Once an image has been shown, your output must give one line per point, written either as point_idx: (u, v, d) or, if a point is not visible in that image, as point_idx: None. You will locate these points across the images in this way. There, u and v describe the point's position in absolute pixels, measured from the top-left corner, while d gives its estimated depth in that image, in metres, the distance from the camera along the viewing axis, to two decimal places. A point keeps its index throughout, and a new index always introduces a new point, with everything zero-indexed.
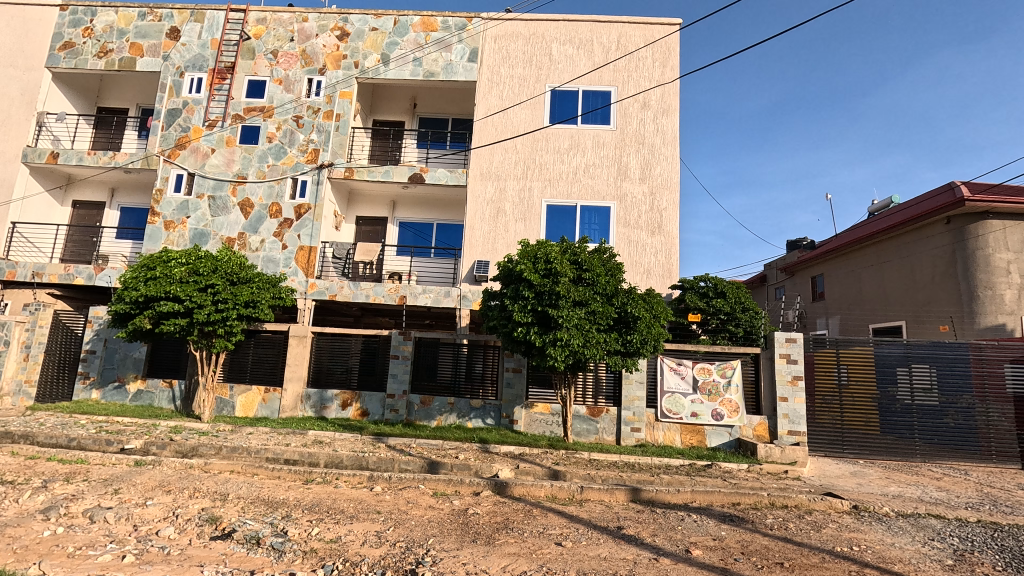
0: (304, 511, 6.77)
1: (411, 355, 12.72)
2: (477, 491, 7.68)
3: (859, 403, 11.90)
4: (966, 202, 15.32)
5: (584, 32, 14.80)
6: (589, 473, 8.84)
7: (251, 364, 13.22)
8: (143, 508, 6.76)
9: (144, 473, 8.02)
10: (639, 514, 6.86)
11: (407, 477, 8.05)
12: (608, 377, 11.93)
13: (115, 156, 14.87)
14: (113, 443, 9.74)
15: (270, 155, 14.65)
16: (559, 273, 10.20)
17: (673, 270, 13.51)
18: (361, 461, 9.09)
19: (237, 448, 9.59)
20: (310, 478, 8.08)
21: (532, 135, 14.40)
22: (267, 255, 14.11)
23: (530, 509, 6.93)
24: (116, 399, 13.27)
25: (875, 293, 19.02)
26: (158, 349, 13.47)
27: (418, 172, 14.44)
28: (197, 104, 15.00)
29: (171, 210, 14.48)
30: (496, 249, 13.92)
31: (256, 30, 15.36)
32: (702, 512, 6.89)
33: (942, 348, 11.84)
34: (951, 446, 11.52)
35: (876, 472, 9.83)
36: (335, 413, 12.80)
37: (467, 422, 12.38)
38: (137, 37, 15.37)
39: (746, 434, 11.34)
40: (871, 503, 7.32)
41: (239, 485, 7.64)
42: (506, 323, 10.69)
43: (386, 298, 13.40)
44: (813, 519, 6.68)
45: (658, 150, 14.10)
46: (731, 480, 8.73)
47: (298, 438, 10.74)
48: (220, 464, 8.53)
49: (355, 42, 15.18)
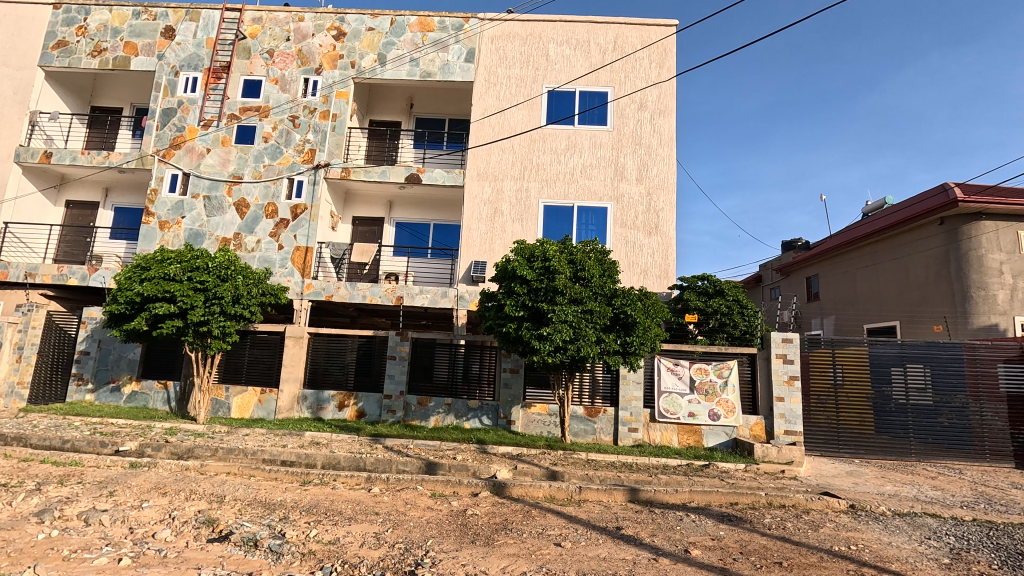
0: (302, 512, 6.74)
1: (408, 355, 12.70)
2: (475, 492, 7.67)
3: (854, 403, 11.95)
4: (960, 202, 15.42)
5: (581, 33, 14.82)
6: (587, 473, 8.84)
7: (247, 365, 13.17)
8: (139, 510, 6.72)
9: (139, 475, 7.96)
10: (637, 514, 6.86)
11: (405, 478, 8.03)
12: (606, 377, 11.94)
13: (109, 155, 14.76)
14: (107, 444, 9.66)
15: (266, 155, 14.58)
16: (556, 270, 10.22)
17: (670, 270, 13.54)
18: (358, 462, 9.06)
19: (233, 449, 9.55)
20: (307, 479, 8.05)
21: (529, 135, 14.41)
22: (263, 256, 14.04)
23: (529, 509, 6.93)
24: (110, 401, 13.18)
25: (869, 293, 19.13)
26: (152, 349, 13.39)
27: (415, 173, 14.42)
28: (192, 104, 14.92)
29: (166, 211, 14.39)
30: (493, 249, 13.91)
31: (251, 30, 15.28)
32: (700, 512, 6.90)
33: (936, 348, 11.92)
34: (946, 446, 11.60)
35: (872, 472, 9.88)
36: (331, 414, 12.74)
37: (465, 423, 12.36)
38: (132, 36, 15.27)
39: (743, 434, 11.38)
40: (868, 502, 7.35)
41: (235, 487, 7.59)
42: (502, 321, 10.70)
43: (382, 298, 13.36)
44: (811, 519, 6.70)
45: (654, 151, 14.15)
46: (728, 480, 8.75)
47: (294, 439, 10.67)
48: (216, 466, 8.48)
49: (352, 42, 15.14)
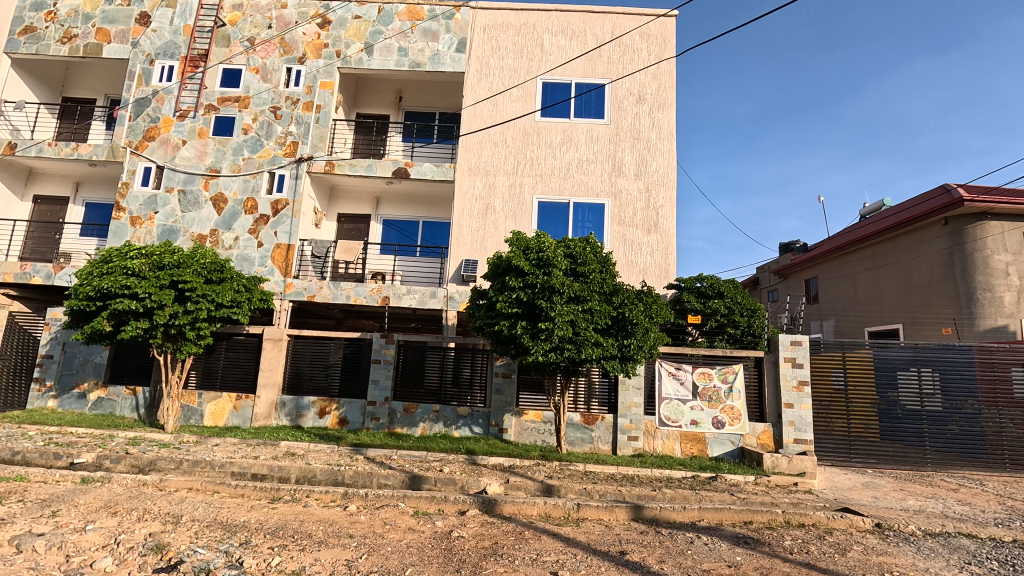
0: (266, 535, 5.98)
1: (393, 360, 11.94)
2: (462, 510, 6.94)
3: (865, 409, 11.27)
4: (965, 202, 14.95)
5: (577, 24, 14.20)
6: (585, 487, 8.11)
7: (222, 369, 12.37)
8: (80, 534, 5.93)
9: (89, 492, 7.16)
10: (643, 536, 6.15)
11: (385, 494, 7.30)
12: (603, 382, 11.27)
13: (78, 147, 13.91)
14: (61, 456, 8.81)
15: (246, 147, 13.83)
16: (553, 265, 9.54)
17: (670, 270, 12.90)
18: (336, 476, 8.30)
19: (199, 461, 8.76)
20: (277, 496, 7.28)
21: (523, 128, 13.76)
22: (241, 254, 13.25)
23: (521, 531, 6.21)
24: (74, 408, 12.29)
25: (871, 295, 18.59)
26: (121, 353, 12.56)
27: (402, 167, 13.70)
28: (167, 94, 14.14)
29: (137, 206, 13.58)
30: (484, 247, 13.21)
31: (231, 17, 14.59)
32: (713, 533, 6.21)
33: (951, 351, 11.34)
34: (962, 455, 11.00)
35: (890, 484, 9.21)
36: (311, 422, 11.97)
37: (454, 431, 11.64)
38: (104, 22, 14.51)
39: (750, 443, 10.71)
40: (895, 521, 6.67)
41: (195, 506, 6.81)
42: (492, 321, 9.98)
43: (367, 298, 12.61)
44: (836, 541, 6.01)
45: (654, 146, 13.52)
46: (739, 494, 8.03)
47: (268, 450, 9.88)
48: (177, 481, 7.70)
49: (337, 30, 14.45)
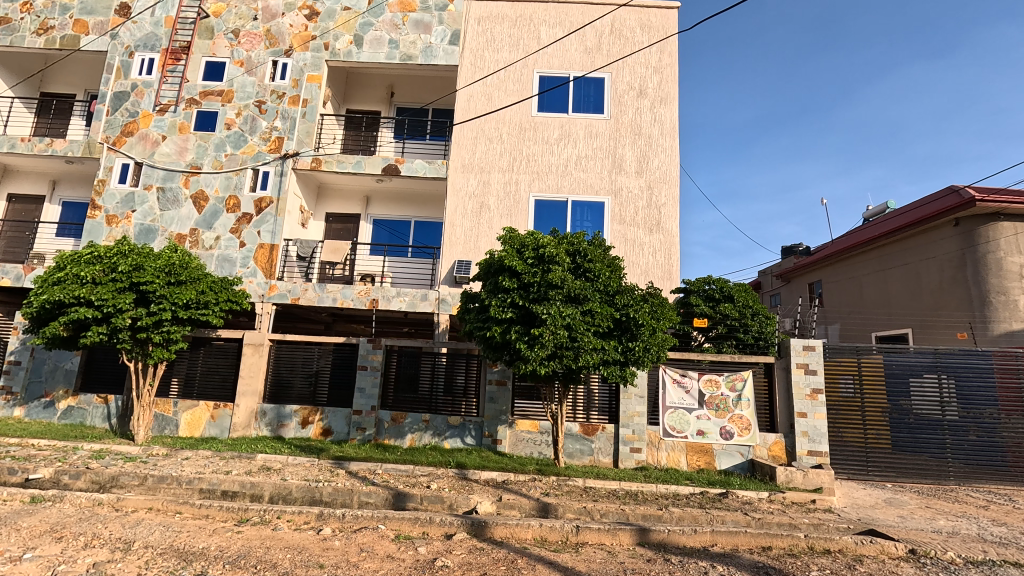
0: (225, 565, 5.29)
1: (381, 366, 11.28)
2: (449, 533, 6.25)
3: (882, 420, 10.56)
4: (977, 202, 14.34)
5: (576, 15, 13.63)
6: (585, 506, 7.42)
7: (200, 376, 11.69)
8: (13, 565, 5.20)
9: (35, 514, 6.45)
10: (650, 564, 5.46)
11: (364, 516, 6.61)
12: (604, 390, 10.59)
13: (53, 143, 13.26)
14: (16, 472, 8.09)
15: (229, 143, 13.20)
16: (551, 261, 8.92)
17: (673, 272, 12.24)
18: (313, 494, 7.59)
19: (165, 477, 8.05)
20: (244, 517, 6.58)
21: (519, 123, 13.15)
22: (222, 255, 12.59)
23: (514, 559, 5.52)
24: (42, 418, 11.58)
25: (879, 298, 17.93)
26: (93, 359, 11.90)
27: (392, 164, 13.02)
28: (147, 87, 13.54)
29: (114, 204, 12.94)
30: (477, 248, 12.57)
31: (215, 8, 14.01)
32: (728, 562, 5.54)
33: (975, 358, 10.67)
34: (987, 468, 10.34)
35: (914, 501, 8.53)
36: (292, 432, 11.26)
37: (445, 443, 10.91)
38: (83, 13, 13.92)
39: (761, 455, 10.04)
40: (930, 546, 5.98)
41: (152, 529, 6.12)
42: (483, 324, 9.37)
43: (354, 301, 11.92)
44: (868, 571, 5.33)
45: (655, 141, 12.90)
46: (753, 514, 7.34)
47: (242, 464, 9.20)
48: (136, 500, 6.97)
49: (325, 22, 13.87)
